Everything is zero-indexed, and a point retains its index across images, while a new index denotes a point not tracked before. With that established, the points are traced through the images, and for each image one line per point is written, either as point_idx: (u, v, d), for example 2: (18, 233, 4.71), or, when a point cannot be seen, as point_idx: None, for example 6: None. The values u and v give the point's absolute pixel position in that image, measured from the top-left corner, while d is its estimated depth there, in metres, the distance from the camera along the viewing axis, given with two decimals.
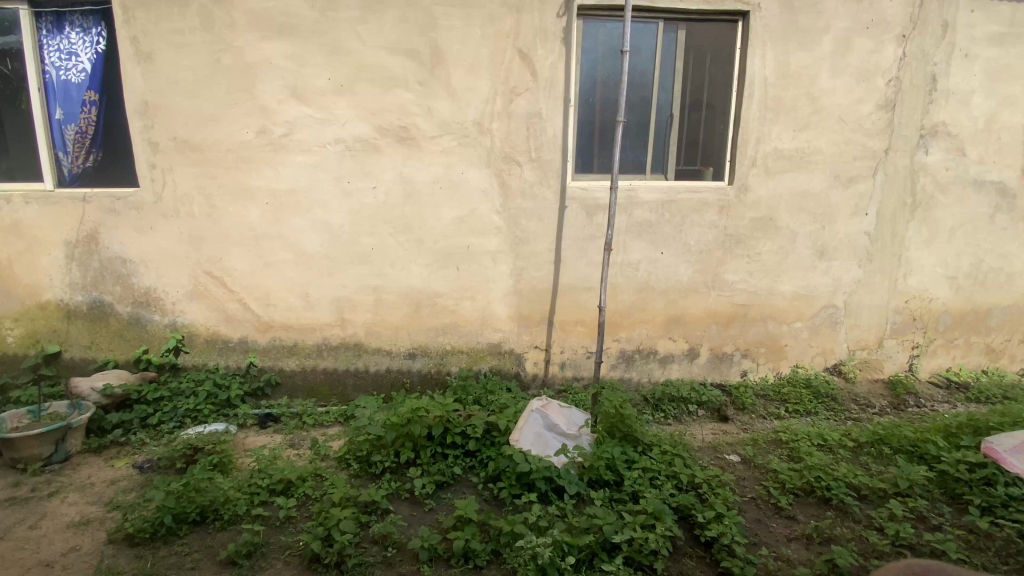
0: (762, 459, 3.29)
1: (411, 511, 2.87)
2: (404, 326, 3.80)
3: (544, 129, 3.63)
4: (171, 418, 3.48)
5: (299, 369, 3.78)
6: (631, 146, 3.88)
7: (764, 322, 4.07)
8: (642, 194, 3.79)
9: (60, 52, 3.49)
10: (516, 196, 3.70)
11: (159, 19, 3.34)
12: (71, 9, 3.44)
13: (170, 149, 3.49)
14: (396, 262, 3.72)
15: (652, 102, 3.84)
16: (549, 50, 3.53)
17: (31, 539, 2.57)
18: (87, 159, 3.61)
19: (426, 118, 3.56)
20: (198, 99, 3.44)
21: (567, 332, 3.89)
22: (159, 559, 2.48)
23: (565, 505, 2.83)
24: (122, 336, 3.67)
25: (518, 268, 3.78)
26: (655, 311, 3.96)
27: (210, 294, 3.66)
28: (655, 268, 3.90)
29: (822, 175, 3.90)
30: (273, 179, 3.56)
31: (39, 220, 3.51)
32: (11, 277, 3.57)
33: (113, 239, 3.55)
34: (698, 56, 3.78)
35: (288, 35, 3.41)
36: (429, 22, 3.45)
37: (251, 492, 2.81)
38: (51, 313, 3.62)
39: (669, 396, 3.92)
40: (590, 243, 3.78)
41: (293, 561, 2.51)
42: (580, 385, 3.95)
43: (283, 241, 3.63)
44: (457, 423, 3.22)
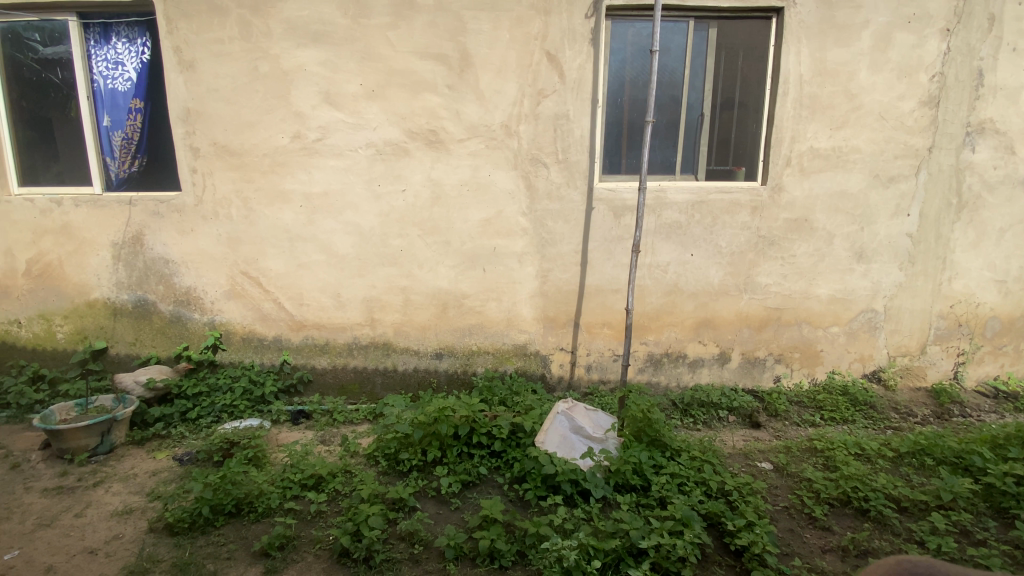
0: (795, 468, 3.20)
1: (437, 510, 2.90)
2: (431, 326, 3.84)
3: (571, 130, 3.62)
4: (210, 413, 3.63)
5: (330, 368, 3.87)
6: (660, 146, 3.83)
7: (799, 327, 3.95)
8: (671, 195, 3.74)
9: (108, 62, 3.67)
10: (543, 198, 3.70)
11: (200, 29, 3.48)
12: (118, 20, 3.61)
13: (210, 154, 3.63)
14: (424, 263, 3.77)
15: (682, 101, 3.78)
16: (577, 51, 3.52)
17: (77, 526, 2.71)
18: (133, 164, 3.79)
19: (454, 121, 3.60)
20: (237, 106, 3.57)
21: (593, 334, 3.87)
22: (197, 548, 2.58)
23: (591, 509, 2.82)
24: (163, 333, 3.84)
25: (545, 270, 3.78)
26: (684, 314, 3.89)
27: (246, 294, 3.79)
28: (685, 270, 3.83)
29: (861, 175, 3.76)
30: (307, 182, 3.66)
31: (88, 222, 3.70)
32: (62, 276, 3.77)
33: (157, 240, 3.71)
34: (730, 55, 3.71)
35: (322, 42, 3.50)
36: (458, 26, 3.49)
37: (284, 486, 2.90)
38: (99, 311, 3.81)
39: (698, 401, 3.85)
40: (617, 245, 3.75)
41: (323, 554, 2.57)
42: (606, 389, 3.92)
43: (316, 242, 3.73)
44: (483, 423, 3.24)
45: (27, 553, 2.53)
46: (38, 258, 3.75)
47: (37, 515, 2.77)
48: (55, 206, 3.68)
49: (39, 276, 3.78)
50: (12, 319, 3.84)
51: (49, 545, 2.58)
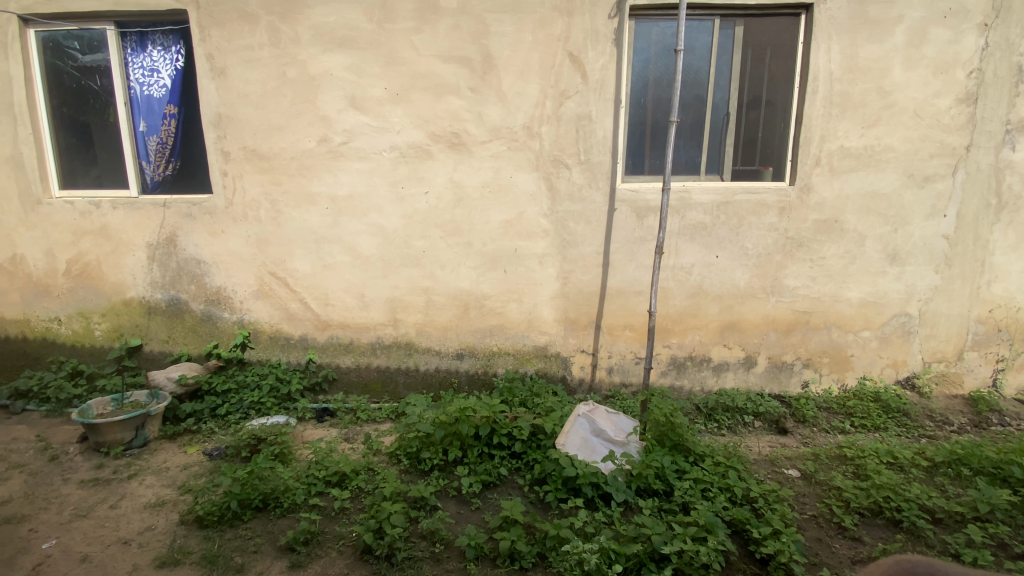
0: (824, 475, 3.11)
1: (458, 509, 2.92)
2: (453, 327, 3.87)
3: (593, 131, 3.61)
4: (238, 409, 3.73)
5: (354, 367, 3.94)
6: (684, 146, 3.78)
7: (828, 331, 3.85)
8: (696, 196, 3.69)
9: (144, 70, 3.82)
10: (565, 199, 3.69)
11: (232, 36, 3.59)
12: (154, 29, 3.74)
13: (240, 158, 3.73)
14: (446, 264, 3.80)
15: (707, 101, 3.72)
16: (599, 52, 3.51)
17: (112, 517, 2.81)
18: (167, 168, 3.92)
19: (476, 123, 3.62)
20: (266, 111, 3.66)
21: (615, 336, 3.84)
22: (225, 541, 2.65)
23: (612, 513, 2.80)
24: (194, 331, 3.96)
25: (566, 271, 3.77)
26: (708, 317, 3.83)
27: (274, 294, 3.88)
28: (710, 272, 3.77)
29: (894, 175, 3.65)
30: (332, 185, 3.73)
31: (125, 224, 3.84)
32: (100, 275, 3.92)
33: (189, 241, 3.83)
34: (757, 53, 3.64)
35: (348, 47, 3.56)
36: (481, 29, 3.51)
37: (309, 482, 2.96)
38: (134, 309, 3.95)
39: (723, 406, 3.78)
40: (640, 247, 3.72)
41: (346, 550, 2.61)
42: (628, 392, 3.89)
43: (341, 244, 3.80)
44: (504, 424, 3.25)
45: (64, 542, 2.63)
46: (78, 258, 3.90)
47: (74, 506, 2.89)
48: (93, 208, 3.83)
49: (78, 276, 3.93)
50: (52, 316, 4.00)
51: (85, 535, 2.68)
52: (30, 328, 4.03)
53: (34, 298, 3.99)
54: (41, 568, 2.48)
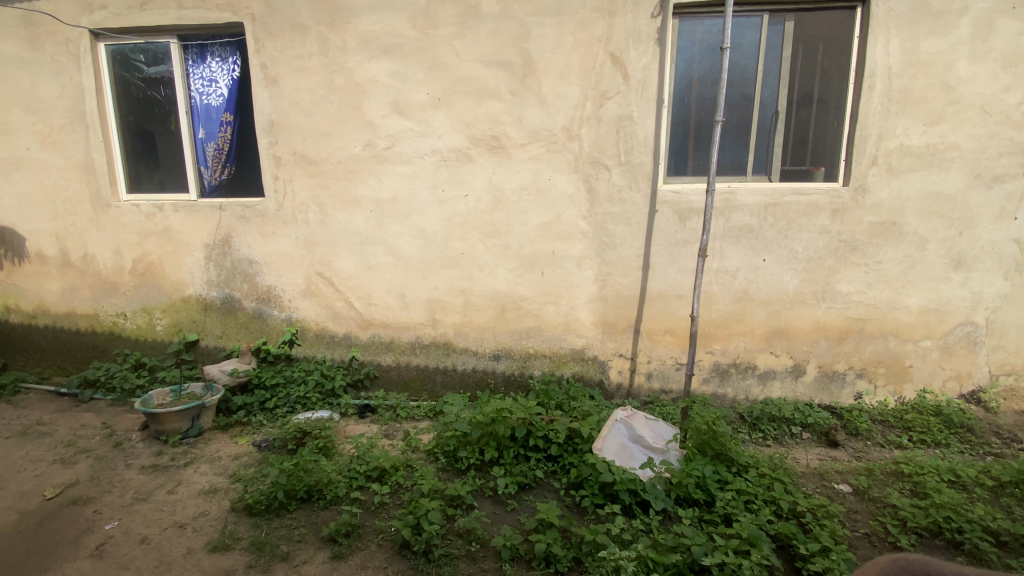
0: (878, 492, 2.95)
1: (494, 509, 2.94)
2: (490, 328, 3.90)
3: (634, 132, 3.56)
4: (285, 403, 3.89)
5: (394, 365, 4.04)
6: (730, 146, 3.67)
7: (884, 339, 3.65)
8: (742, 197, 3.57)
9: (203, 80, 4.05)
10: (604, 201, 3.66)
11: (284, 47, 3.75)
12: (213, 41, 3.96)
13: (291, 162, 3.89)
14: (484, 266, 3.84)
15: (755, 99, 3.60)
16: (642, 51, 3.46)
17: (169, 502, 2.99)
18: (223, 172, 4.14)
19: (516, 126, 3.65)
20: (315, 117, 3.81)
21: (655, 341, 3.77)
22: (272, 530, 2.77)
23: (650, 521, 2.76)
24: (246, 327, 4.16)
25: (604, 274, 3.74)
26: (754, 323, 3.70)
27: (320, 293, 4.03)
28: (756, 276, 3.64)
29: (959, 175, 3.42)
30: (376, 189, 3.84)
31: (185, 226, 4.07)
32: (162, 274, 4.18)
33: (243, 242, 4.03)
34: (809, 48, 3.50)
35: (392, 54, 3.66)
36: (522, 33, 3.53)
37: (350, 476, 3.06)
38: (192, 306, 4.19)
39: (768, 415, 3.65)
40: (682, 249, 3.64)
41: (385, 544, 2.68)
42: (668, 398, 3.81)
43: (383, 245, 3.90)
44: (540, 427, 3.26)
45: (126, 524, 2.81)
46: (142, 257, 4.18)
47: (135, 490, 3.09)
48: (156, 210, 4.09)
49: (142, 274, 4.21)
50: (118, 311, 4.29)
51: (145, 518, 2.86)
52: (99, 322, 4.34)
53: (103, 294, 4.29)
54: (105, 547, 2.66)
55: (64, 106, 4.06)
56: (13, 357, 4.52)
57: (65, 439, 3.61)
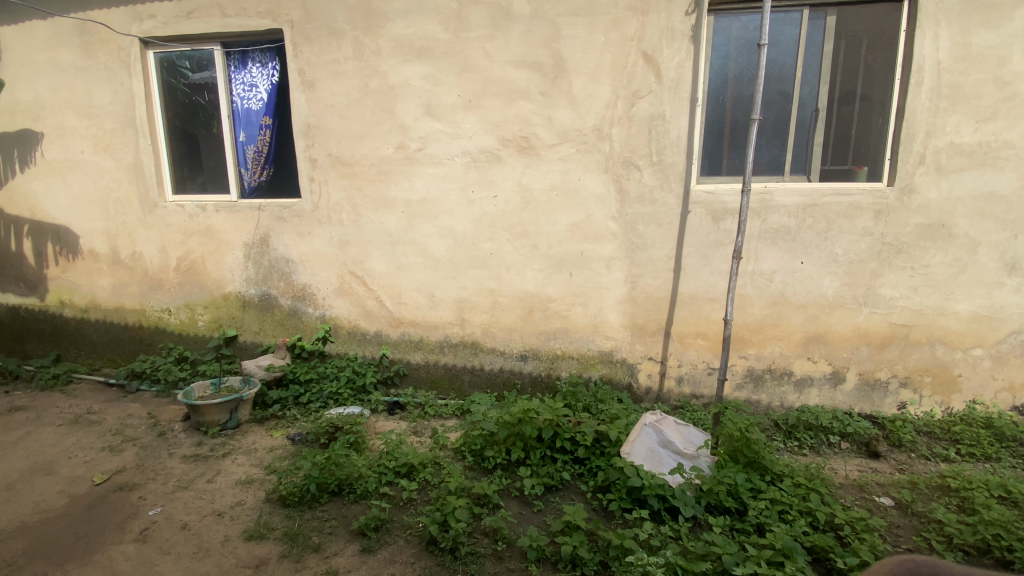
0: (922, 506, 2.82)
1: (520, 510, 2.94)
2: (518, 328, 3.91)
3: (667, 131, 3.51)
4: (318, 398, 4.00)
5: (423, 363, 4.10)
6: (767, 145, 3.57)
7: (931, 346, 3.48)
8: (779, 198, 3.46)
9: (245, 85, 4.20)
10: (635, 201, 3.62)
11: (321, 52, 3.86)
12: (254, 48, 4.11)
13: (326, 164, 4.00)
14: (513, 267, 3.85)
15: (794, 96, 3.49)
16: (675, 49, 3.41)
17: (209, 491, 3.12)
18: (262, 174, 4.29)
19: (546, 127, 3.64)
20: (350, 120, 3.90)
21: (686, 344, 3.70)
22: (304, 521, 2.85)
23: (680, 528, 2.71)
24: (282, 324, 4.30)
25: (634, 276, 3.69)
26: (791, 327, 3.58)
27: (353, 292, 4.12)
28: (793, 279, 3.53)
29: (1014, 174, 3.24)
30: (408, 190, 3.91)
31: (226, 225, 4.23)
32: (204, 272, 4.36)
33: (280, 242, 4.16)
34: (852, 43, 3.37)
35: (425, 57, 3.72)
36: (552, 33, 3.53)
37: (380, 471, 3.12)
38: (232, 303, 4.35)
39: (805, 423, 3.52)
40: (715, 251, 3.57)
41: (412, 540, 2.72)
42: (699, 404, 3.74)
43: (414, 246, 3.97)
44: (567, 428, 3.25)
45: (168, 511, 2.94)
46: (186, 256, 4.36)
47: (177, 478, 3.23)
48: (200, 211, 4.26)
49: (186, 272, 4.39)
50: (163, 307, 4.50)
51: (186, 505, 2.99)
52: (145, 317, 4.56)
53: (149, 291, 4.50)
54: (148, 532, 2.79)
55: (116, 111, 4.28)
56: (68, 348, 4.80)
57: (113, 428, 3.80)
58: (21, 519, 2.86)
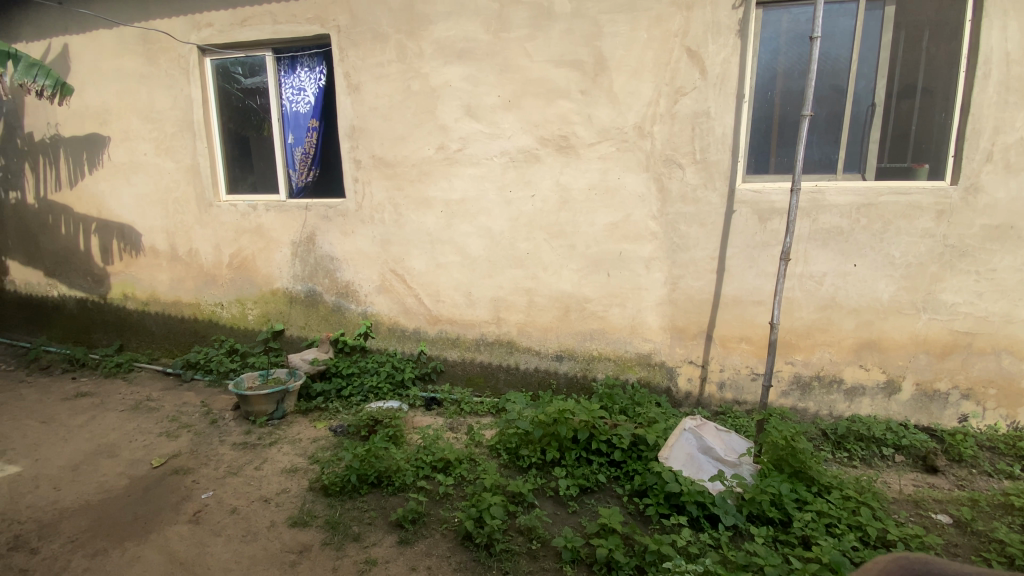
0: (983, 526, 2.64)
1: (555, 510, 2.94)
2: (554, 328, 3.90)
3: (711, 129, 3.42)
4: (359, 392, 4.12)
5: (460, 361, 4.15)
6: (818, 142, 3.41)
7: (996, 356, 3.26)
8: (831, 197, 3.31)
9: (294, 89, 4.36)
10: (676, 200, 3.54)
11: (366, 55, 3.96)
12: (303, 53, 4.26)
13: (370, 165, 4.11)
14: (550, 267, 3.84)
15: (848, 91, 3.33)
16: (721, 45, 3.31)
17: (256, 477, 3.27)
18: (310, 175, 4.45)
19: (586, 126, 3.62)
20: (393, 121, 3.99)
21: (729, 349, 3.60)
22: (345, 510, 2.94)
23: (720, 536, 2.64)
24: (327, 319, 4.45)
25: (674, 277, 3.62)
26: (842, 333, 3.42)
27: (393, 289, 4.22)
28: (845, 283, 3.37)
29: None
30: (448, 190, 3.96)
31: (275, 224, 4.41)
32: (254, 268, 4.56)
33: (325, 240, 4.31)
34: (913, 34, 3.18)
35: (466, 58, 3.76)
36: (594, 31, 3.49)
37: (417, 465, 3.19)
38: (280, 298, 4.54)
39: (856, 434, 3.35)
40: (762, 252, 3.45)
41: (448, 534, 2.76)
42: (741, 410, 3.63)
43: (452, 245, 4.02)
44: (603, 430, 3.23)
45: (219, 495, 3.10)
46: (238, 252, 4.57)
47: (228, 464, 3.40)
48: (251, 210, 4.46)
49: (237, 268, 4.61)
50: (217, 302, 4.74)
51: (235, 490, 3.15)
52: (200, 310, 4.81)
53: (204, 286, 4.75)
54: (201, 514, 2.95)
55: (176, 116, 4.53)
56: (130, 338, 5.12)
57: (170, 414, 4.04)
58: (87, 498, 3.07)
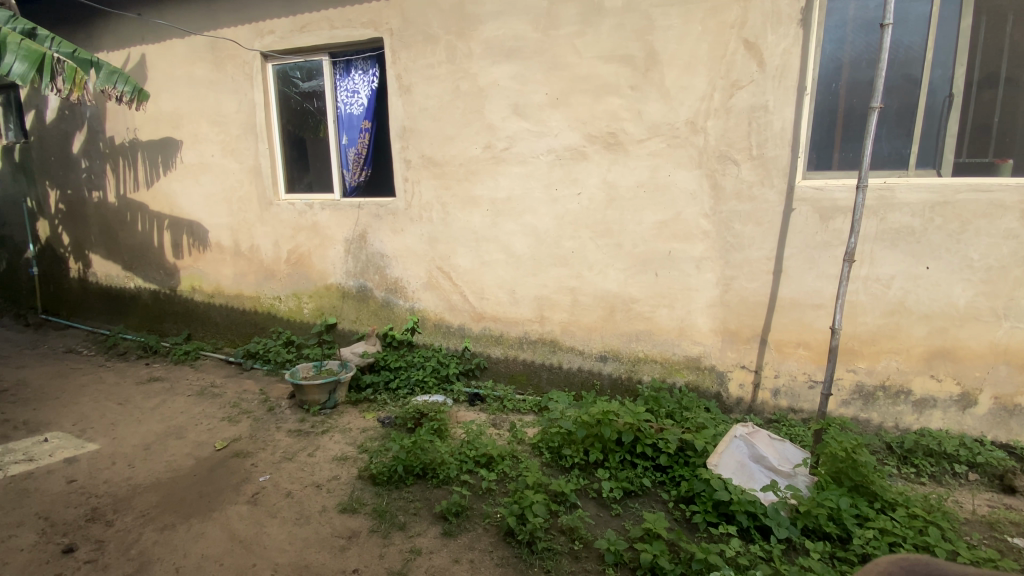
0: None
1: (598, 511, 2.90)
2: (599, 328, 3.86)
3: (769, 123, 3.27)
4: (406, 385, 4.23)
5: (503, 358, 4.18)
6: (887, 135, 3.19)
7: None
8: (902, 194, 3.09)
9: (349, 92, 4.51)
10: (730, 198, 3.42)
11: (418, 57, 4.05)
12: (357, 56, 4.40)
13: (419, 165, 4.20)
14: (595, 266, 3.80)
15: (922, 81, 3.10)
16: (781, 35, 3.16)
17: (309, 464, 3.42)
18: (362, 174, 4.60)
19: (635, 122, 3.55)
20: (442, 122, 4.07)
21: (785, 354, 3.44)
22: (392, 500, 3.03)
23: (772, 549, 2.53)
24: (376, 314, 4.60)
25: (726, 278, 3.49)
26: (911, 340, 3.19)
27: (439, 286, 4.30)
28: (915, 286, 3.14)
29: None
30: (494, 188, 3.99)
31: (330, 222, 4.59)
32: (310, 263, 4.77)
33: (377, 238, 4.44)
34: (995, 20, 2.94)
35: (515, 57, 3.77)
36: (646, 25, 3.42)
37: (461, 460, 3.25)
38: (333, 293, 4.72)
39: (924, 449, 3.12)
40: (823, 253, 3.27)
41: (490, 529, 2.79)
42: (797, 418, 3.46)
43: (497, 243, 4.05)
44: (648, 434, 3.18)
45: (276, 479, 3.27)
46: (295, 249, 4.79)
47: (284, 450, 3.57)
48: (308, 209, 4.66)
49: (295, 263, 4.83)
50: (275, 295, 4.98)
51: (290, 475, 3.31)
52: (261, 303, 5.08)
53: (264, 280, 5.01)
54: (259, 495, 3.12)
55: (240, 119, 4.80)
56: (197, 328, 5.48)
57: (232, 400, 4.30)
58: (157, 475, 3.31)
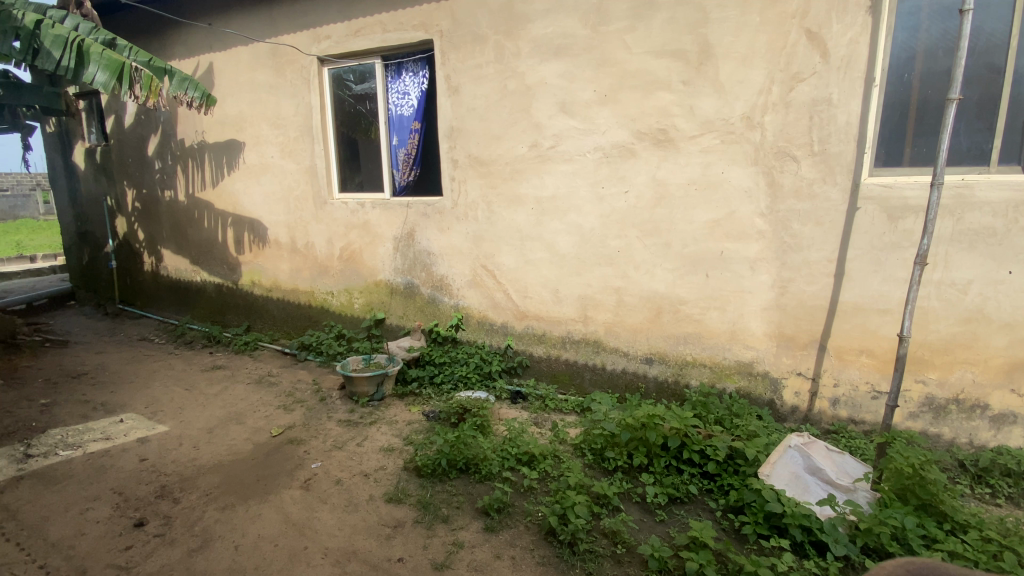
0: None
1: (642, 517, 2.84)
2: (644, 329, 3.78)
3: (833, 117, 3.10)
4: (450, 380, 4.30)
5: (546, 357, 4.17)
6: (966, 129, 2.95)
7: None
8: (982, 192, 2.85)
9: (399, 93, 4.62)
10: (788, 196, 3.26)
11: (467, 57, 4.10)
12: (409, 59, 4.50)
13: (466, 164, 4.26)
14: (641, 266, 3.72)
15: (1007, 70, 2.84)
16: (847, 24, 2.99)
17: (358, 453, 3.54)
18: (411, 174, 4.70)
19: (687, 118, 3.45)
20: (488, 121, 4.10)
21: (845, 361, 3.25)
22: (435, 492, 3.09)
23: (829, 566, 2.40)
24: (423, 310, 4.70)
25: (782, 280, 3.34)
26: (989, 350, 2.95)
27: (484, 284, 4.35)
28: (995, 292, 2.89)
29: None
30: (539, 187, 3.99)
31: (380, 220, 4.73)
32: (361, 260, 4.93)
33: (424, 236, 4.54)
34: None
35: (563, 54, 3.74)
36: (700, 18, 3.31)
37: (503, 456, 3.27)
38: (382, 289, 4.86)
39: (1002, 468, 2.87)
40: (890, 255, 3.06)
41: (532, 527, 2.80)
42: (858, 430, 3.26)
43: (542, 242, 4.04)
44: (695, 440, 3.10)
45: (326, 466, 3.41)
46: (347, 246, 4.97)
47: (334, 439, 3.72)
48: (360, 207, 4.82)
49: (347, 260, 5.01)
50: (329, 290, 5.18)
51: (340, 463, 3.44)
52: (315, 298, 5.29)
53: (318, 276, 5.22)
54: (310, 481, 3.26)
55: (298, 121, 5.02)
56: (257, 320, 5.79)
57: (287, 389, 4.51)
58: (218, 458, 3.53)
